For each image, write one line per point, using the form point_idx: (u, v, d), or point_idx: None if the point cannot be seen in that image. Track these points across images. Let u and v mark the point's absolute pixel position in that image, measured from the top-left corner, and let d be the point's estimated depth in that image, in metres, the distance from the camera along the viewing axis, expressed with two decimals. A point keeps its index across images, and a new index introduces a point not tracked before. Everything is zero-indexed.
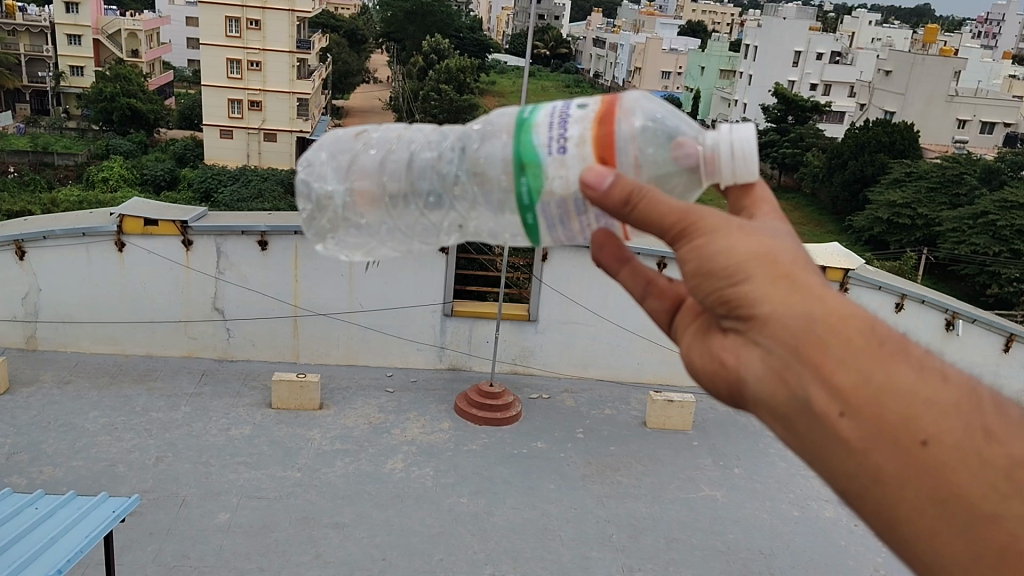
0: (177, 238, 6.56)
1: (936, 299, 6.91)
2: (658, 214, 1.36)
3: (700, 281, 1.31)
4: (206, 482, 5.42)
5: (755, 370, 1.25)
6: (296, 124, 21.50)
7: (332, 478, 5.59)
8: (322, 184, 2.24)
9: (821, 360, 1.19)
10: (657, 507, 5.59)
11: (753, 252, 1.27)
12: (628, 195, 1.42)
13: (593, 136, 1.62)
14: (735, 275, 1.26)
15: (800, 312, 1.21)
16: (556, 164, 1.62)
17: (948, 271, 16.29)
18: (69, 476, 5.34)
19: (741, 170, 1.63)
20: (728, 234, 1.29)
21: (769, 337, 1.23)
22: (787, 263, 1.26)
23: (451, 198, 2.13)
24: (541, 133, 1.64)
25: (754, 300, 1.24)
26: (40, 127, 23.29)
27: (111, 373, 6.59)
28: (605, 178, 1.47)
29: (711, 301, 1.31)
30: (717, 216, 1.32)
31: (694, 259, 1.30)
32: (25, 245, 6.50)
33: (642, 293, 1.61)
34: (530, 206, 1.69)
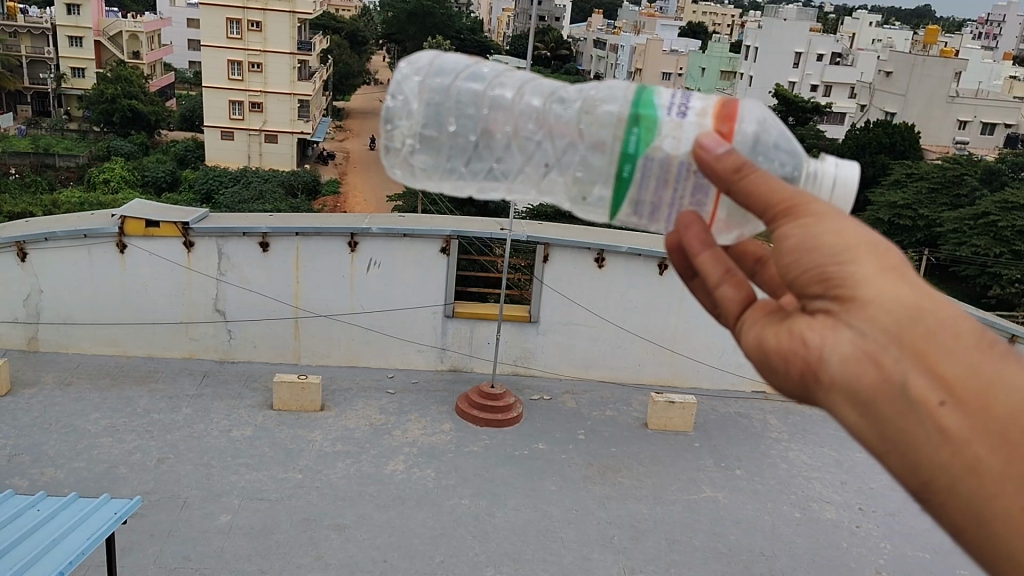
0: (178, 239, 6.56)
1: None
2: (766, 193, 1.48)
3: (802, 260, 1.41)
4: (207, 483, 5.42)
5: (845, 349, 1.34)
6: (297, 125, 21.51)
7: (334, 480, 5.60)
8: (415, 105, 2.42)
9: (923, 349, 1.30)
10: (657, 508, 5.60)
11: (865, 239, 1.39)
12: (744, 167, 1.53)
13: (714, 110, 1.79)
14: (842, 255, 1.37)
15: (908, 302, 1.32)
16: (672, 124, 1.78)
17: (948, 272, 16.25)
18: (70, 478, 5.35)
19: (836, 198, 1.79)
20: (836, 220, 1.41)
21: (865, 318, 1.33)
22: (894, 257, 1.38)
23: (543, 143, 2.29)
24: (664, 96, 1.82)
25: (859, 280, 1.35)
26: (41, 128, 23.31)
27: (112, 375, 6.60)
28: (719, 145, 1.59)
29: (809, 280, 1.40)
30: (825, 207, 1.45)
31: (799, 239, 1.41)
32: (27, 246, 6.50)
33: (720, 278, 1.66)
34: (632, 156, 1.83)
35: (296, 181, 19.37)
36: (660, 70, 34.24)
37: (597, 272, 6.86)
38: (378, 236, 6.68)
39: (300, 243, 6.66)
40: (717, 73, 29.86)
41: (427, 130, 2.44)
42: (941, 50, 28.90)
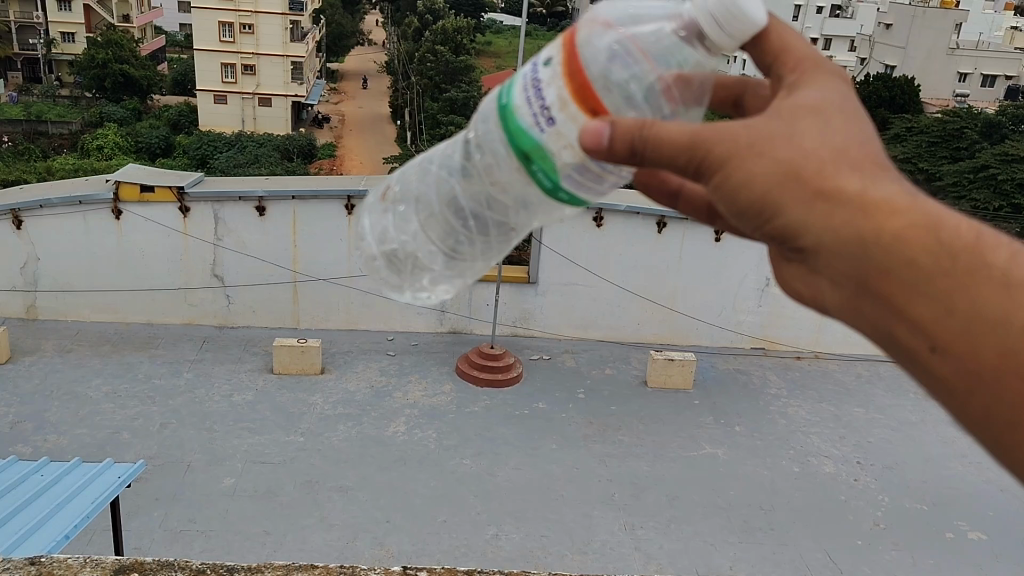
0: (173, 204, 6.51)
1: None
2: (658, 149, 1.10)
3: (735, 218, 1.08)
4: (211, 447, 5.46)
5: (831, 304, 1.03)
6: (291, 89, 21.31)
7: (336, 442, 5.63)
8: (375, 243, 2.40)
9: (889, 289, 0.95)
10: (658, 465, 5.64)
11: (778, 173, 1.01)
12: (633, 142, 1.13)
13: (569, 90, 1.34)
14: (763, 209, 1.03)
15: (850, 240, 0.97)
16: (555, 138, 1.37)
17: None
18: (74, 445, 5.37)
19: (740, 30, 1.35)
20: (741, 154, 1.04)
21: (828, 271, 1.01)
22: (819, 175, 0.99)
23: (485, 198, 2.07)
24: (523, 115, 1.39)
25: (798, 231, 1.01)
26: (33, 96, 23.06)
27: (113, 342, 6.61)
28: (602, 131, 1.16)
29: (758, 234, 1.08)
30: (729, 133, 1.05)
31: (719, 197, 1.07)
32: (22, 214, 6.45)
33: (708, 217, 1.48)
34: (555, 189, 1.45)
35: (291, 146, 19.22)
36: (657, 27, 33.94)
37: (595, 231, 6.84)
38: None
39: (297, 206, 6.61)
40: None
41: (394, 255, 2.37)
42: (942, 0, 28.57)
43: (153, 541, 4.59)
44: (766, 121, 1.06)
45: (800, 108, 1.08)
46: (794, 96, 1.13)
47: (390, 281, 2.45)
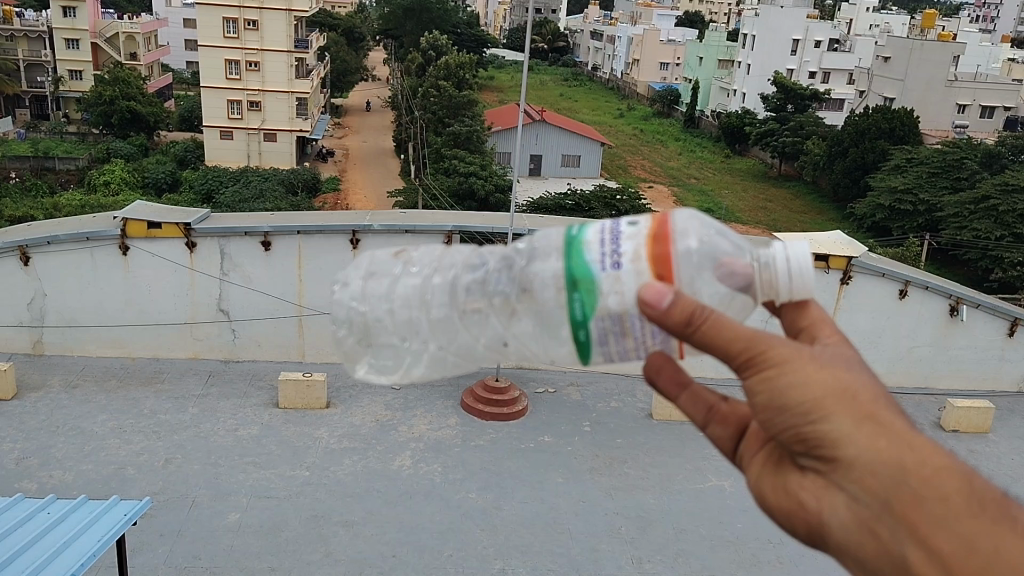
0: (180, 240, 6.56)
1: (940, 284, 6.84)
2: (727, 339, 1.43)
3: (776, 415, 1.43)
4: (216, 483, 5.45)
5: (847, 508, 1.40)
6: (296, 124, 21.46)
7: (342, 476, 5.62)
8: (351, 299, 2.27)
9: (912, 513, 1.34)
10: (664, 498, 5.62)
11: (834, 392, 1.39)
12: (693, 317, 1.46)
13: (648, 252, 1.65)
14: (812, 413, 1.39)
15: (887, 464, 1.35)
16: (609, 280, 1.65)
17: (950, 256, 16.33)
18: (80, 480, 5.37)
19: (798, 288, 1.71)
20: (801, 368, 1.41)
21: (851, 482, 1.39)
22: (870, 410, 1.38)
23: (491, 313, 2.05)
24: (592, 250, 1.66)
25: (837, 440, 1.38)
26: (40, 132, 23.29)
27: (119, 377, 6.62)
28: (665, 297, 1.49)
29: (792, 436, 1.44)
30: (785, 348, 1.43)
31: (764, 394, 1.43)
32: (30, 250, 6.50)
33: (705, 418, 1.71)
34: (582, 323, 1.70)
35: (296, 180, 19.35)
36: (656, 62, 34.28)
37: None
38: (380, 232, 6.67)
39: (303, 241, 6.67)
40: (716, 61, 29.88)
41: (372, 323, 2.28)
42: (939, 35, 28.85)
43: None
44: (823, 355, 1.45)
45: (841, 355, 1.48)
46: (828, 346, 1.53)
47: (341, 343, 2.35)
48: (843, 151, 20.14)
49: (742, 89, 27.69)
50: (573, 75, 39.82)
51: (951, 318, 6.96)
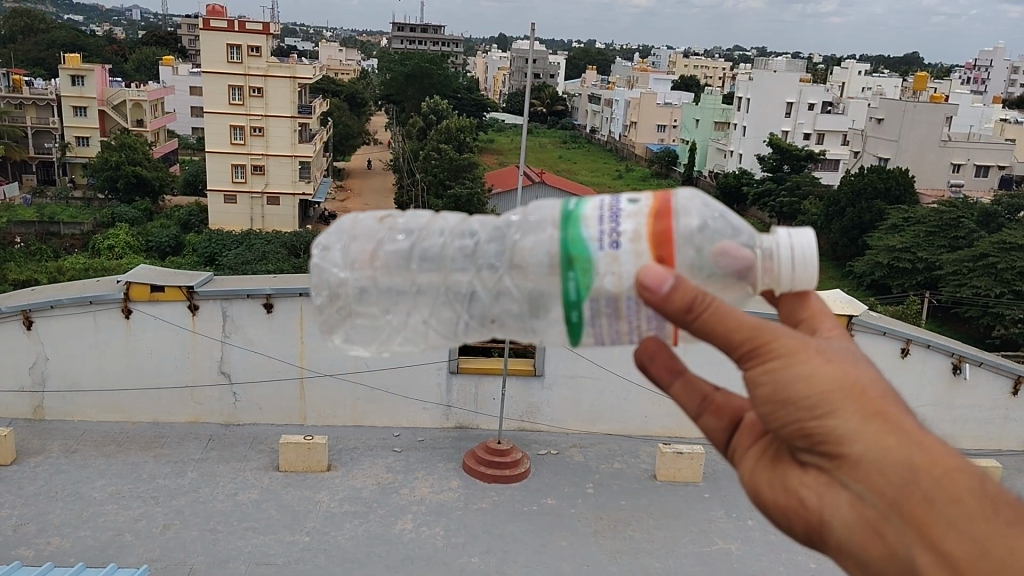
0: (183, 303, 6.59)
1: (941, 342, 6.84)
2: (731, 332, 1.56)
3: (779, 406, 1.53)
4: (215, 549, 5.38)
5: (850, 505, 1.49)
6: (299, 187, 21.71)
7: (342, 541, 5.55)
8: (340, 269, 2.39)
9: (921, 512, 1.42)
10: (670, 561, 5.54)
11: (841, 387, 1.48)
12: (696, 306, 1.59)
13: (647, 231, 1.80)
14: (819, 407, 1.49)
15: (894, 462, 1.44)
16: (607, 260, 1.80)
17: (952, 313, 16.31)
18: (77, 547, 5.31)
19: (800, 276, 1.85)
20: (808, 362, 1.52)
21: (855, 478, 1.48)
22: (876, 407, 1.48)
23: (480, 286, 2.23)
24: (591, 228, 1.82)
25: (844, 437, 1.47)
26: (46, 196, 23.55)
27: (118, 441, 6.59)
28: (665, 283, 1.62)
29: (798, 429, 1.53)
30: (791, 342, 1.54)
31: (770, 384, 1.53)
32: (33, 314, 6.53)
33: (699, 410, 1.84)
34: (577, 302, 1.86)
35: (298, 243, 19.49)
36: (654, 124, 34.77)
37: None
38: None
39: (305, 303, 6.69)
40: (711, 123, 30.38)
41: (361, 293, 2.41)
42: (932, 97, 29.31)
43: None
44: (830, 351, 1.55)
45: (845, 352, 1.58)
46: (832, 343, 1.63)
47: (317, 307, 2.48)
48: (840, 210, 20.27)
49: (739, 150, 28.03)
50: (572, 138, 40.36)
51: (953, 376, 6.93)
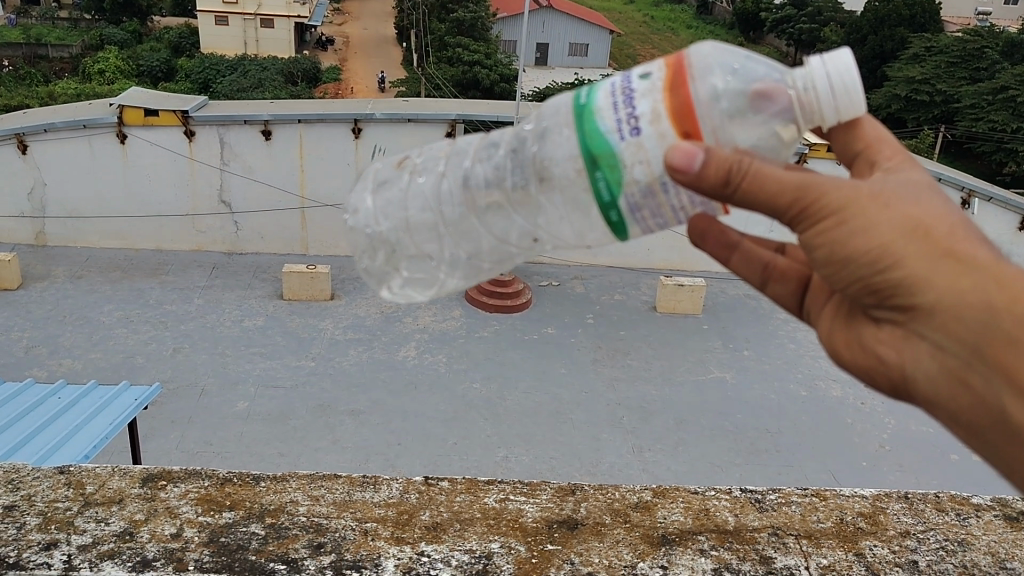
0: (179, 128, 6.42)
1: (952, 178, 6.80)
2: (767, 194, 0.96)
3: (835, 271, 0.96)
4: (224, 371, 5.52)
5: (926, 370, 0.94)
6: (295, 10, 20.83)
7: (347, 366, 5.69)
8: (374, 224, 1.84)
9: (1011, 358, 0.87)
10: (666, 389, 5.71)
11: (901, 226, 0.91)
12: (729, 173, 0.99)
13: (667, 107, 1.14)
14: (881, 261, 0.91)
15: (981, 304, 0.88)
16: (633, 149, 1.15)
17: (965, 150, 16.17)
18: (89, 369, 5.43)
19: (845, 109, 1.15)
20: (864, 210, 0.93)
21: (932, 328, 0.91)
22: (948, 240, 0.91)
23: (514, 209, 1.58)
24: (604, 119, 1.16)
25: (914, 289, 0.91)
26: (31, 17, 22.61)
27: (123, 268, 6.62)
28: (694, 157, 1.01)
29: (854, 288, 0.96)
30: (844, 186, 0.95)
31: (823, 248, 0.95)
32: (26, 138, 6.40)
33: (761, 279, 1.25)
34: (612, 205, 1.21)
35: (295, 69, 18.90)
36: None
37: None
38: (382, 121, 6.55)
39: (304, 130, 6.55)
40: None
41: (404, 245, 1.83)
42: None
43: (170, 462, 4.68)
44: (889, 185, 0.97)
45: (915, 183, 0.99)
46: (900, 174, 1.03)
47: (371, 272, 1.95)
48: (861, 38, 19.49)
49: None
50: None
51: (962, 211, 6.95)
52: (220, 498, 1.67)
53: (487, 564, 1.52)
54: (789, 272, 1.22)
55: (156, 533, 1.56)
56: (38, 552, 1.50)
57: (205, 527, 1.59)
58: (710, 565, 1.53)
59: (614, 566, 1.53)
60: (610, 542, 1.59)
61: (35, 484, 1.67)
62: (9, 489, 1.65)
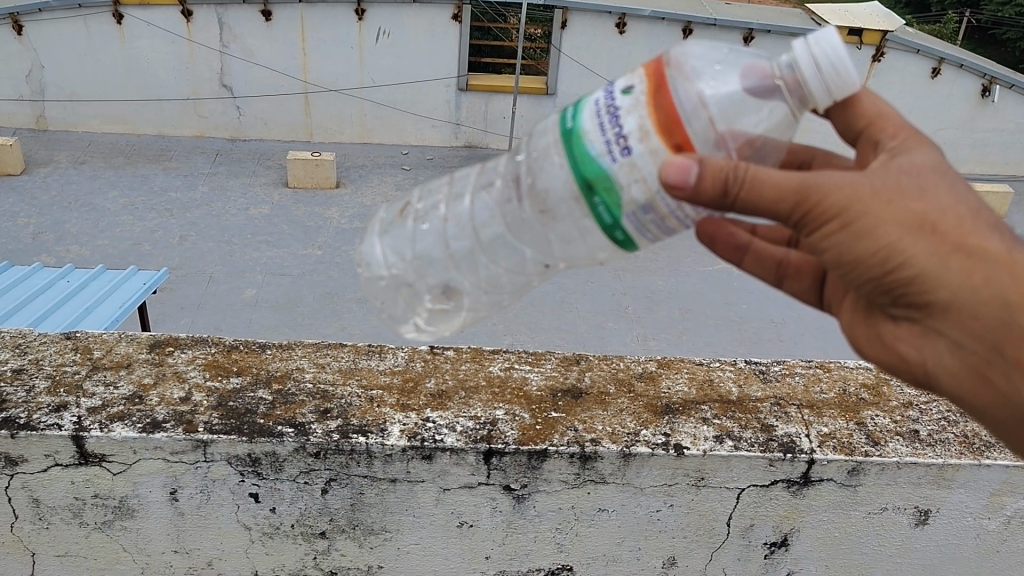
0: (175, 8, 6.24)
1: (975, 64, 6.74)
2: (770, 201, 0.94)
3: (847, 271, 0.99)
4: (231, 259, 5.53)
5: (945, 358, 1.01)
6: None
7: (354, 255, 5.68)
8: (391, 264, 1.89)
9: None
10: (671, 280, 5.71)
11: (907, 225, 0.93)
12: (727, 184, 0.94)
13: (654, 120, 1.03)
14: (892, 262, 0.94)
15: (991, 300, 0.94)
16: (627, 168, 1.04)
17: (990, 36, 15.62)
18: (96, 255, 5.42)
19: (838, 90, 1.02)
20: (871, 209, 0.93)
21: (949, 325, 0.98)
22: (953, 234, 0.93)
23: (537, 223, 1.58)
24: (592, 141, 1.06)
25: (928, 288, 0.95)
26: None
27: (126, 154, 6.54)
28: (689, 169, 0.95)
29: (868, 285, 1.00)
30: (845, 182, 0.93)
31: (832, 251, 0.96)
32: (21, 19, 6.26)
33: (776, 276, 1.32)
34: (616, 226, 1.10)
35: None
36: None
37: (618, 39, 6.68)
38: (387, 2, 6.35)
39: (305, 12, 6.38)
40: None
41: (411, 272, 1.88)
42: None
43: None
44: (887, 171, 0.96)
45: (914, 159, 0.98)
46: (898, 148, 1.01)
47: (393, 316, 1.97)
48: None
49: None
50: None
51: (981, 99, 6.94)
52: (227, 365, 1.69)
53: (492, 430, 1.54)
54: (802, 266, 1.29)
55: (164, 396, 1.59)
56: (49, 414, 1.52)
57: (213, 392, 1.61)
58: (713, 433, 1.55)
59: (618, 433, 1.55)
60: (613, 410, 1.60)
61: (42, 350, 1.69)
62: (18, 354, 1.67)
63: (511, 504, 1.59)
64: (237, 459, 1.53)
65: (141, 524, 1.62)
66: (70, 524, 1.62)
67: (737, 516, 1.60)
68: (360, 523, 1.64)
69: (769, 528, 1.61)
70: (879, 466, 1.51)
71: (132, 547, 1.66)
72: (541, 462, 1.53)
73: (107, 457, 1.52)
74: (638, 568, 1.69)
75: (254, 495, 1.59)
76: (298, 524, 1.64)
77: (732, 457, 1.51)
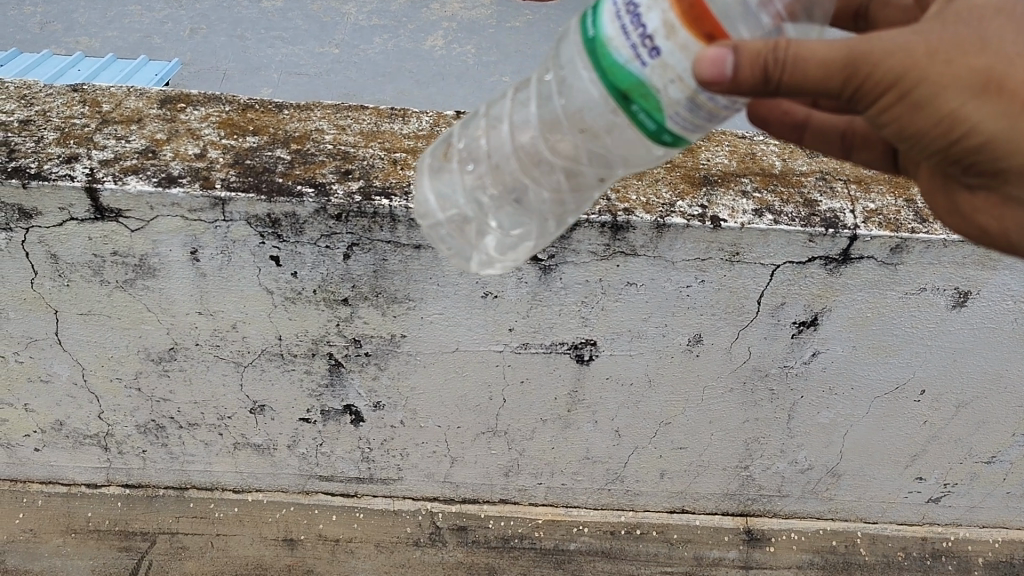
0: None
1: None
2: (817, 85, 0.84)
3: (908, 141, 0.92)
4: (246, 56, 5.30)
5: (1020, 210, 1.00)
6: None
7: (373, 54, 5.42)
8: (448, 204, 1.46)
9: None
10: None
11: (971, 88, 0.84)
12: (769, 67, 0.82)
13: (677, 12, 0.82)
14: (956, 132, 0.88)
15: None
16: (659, 69, 0.84)
17: None
18: (107, 48, 5.20)
19: None
20: (932, 79, 0.83)
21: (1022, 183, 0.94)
22: (1021, 89, 0.85)
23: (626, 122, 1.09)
24: (616, 46, 0.86)
25: (999, 151, 0.90)
26: None
27: None
28: (724, 61, 0.81)
29: (930, 152, 0.94)
30: (901, 52, 0.83)
31: (891, 126, 0.89)
32: None
33: (843, 147, 1.26)
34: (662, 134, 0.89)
35: None
36: None
37: None
38: None
39: None
40: None
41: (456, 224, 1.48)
42: None
43: None
44: (942, 24, 0.85)
45: (970, 5, 0.87)
46: None
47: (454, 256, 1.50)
48: None
49: None
50: None
51: None
52: (242, 123, 1.63)
53: None
54: (869, 136, 1.22)
55: (179, 153, 1.53)
56: (60, 165, 1.46)
57: (229, 150, 1.55)
58: (751, 206, 1.47)
59: (653, 204, 1.47)
60: (647, 180, 1.52)
61: (50, 102, 1.63)
62: (24, 105, 1.61)
63: (537, 276, 1.55)
64: (257, 220, 1.48)
65: (163, 284, 1.60)
66: (91, 281, 1.60)
67: (769, 294, 1.55)
68: (383, 291, 1.61)
69: (801, 307, 1.58)
70: (924, 244, 1.44)
71: (156, 308, 1.65)
72: (571, 233, 1.46)
73: (123, 212, 1.47)
74: (662, 344, 1.68)
75: (275, 258, 1.55)
76: (320, 289, 1.61)
77: (770, 232, 1.44)
